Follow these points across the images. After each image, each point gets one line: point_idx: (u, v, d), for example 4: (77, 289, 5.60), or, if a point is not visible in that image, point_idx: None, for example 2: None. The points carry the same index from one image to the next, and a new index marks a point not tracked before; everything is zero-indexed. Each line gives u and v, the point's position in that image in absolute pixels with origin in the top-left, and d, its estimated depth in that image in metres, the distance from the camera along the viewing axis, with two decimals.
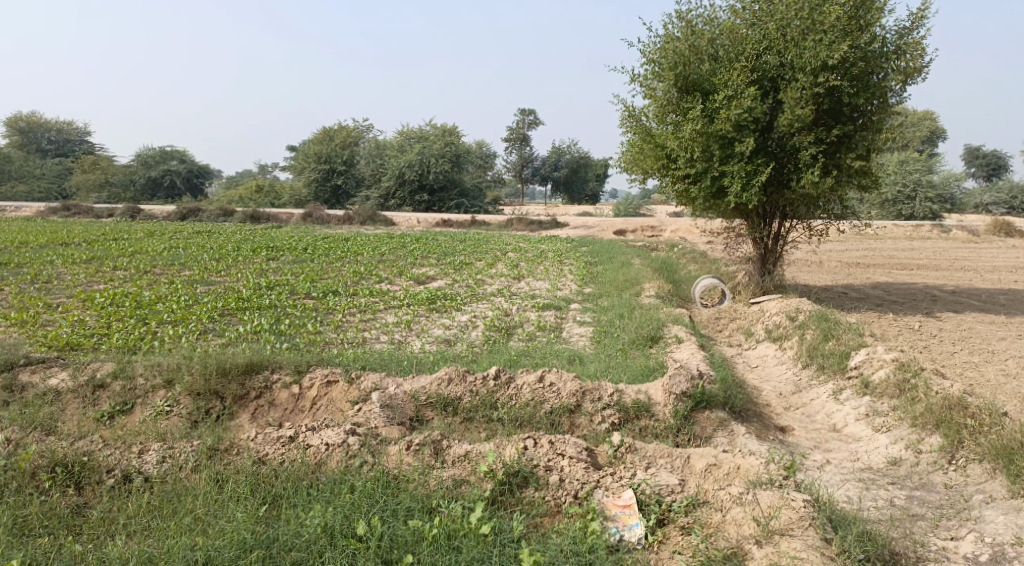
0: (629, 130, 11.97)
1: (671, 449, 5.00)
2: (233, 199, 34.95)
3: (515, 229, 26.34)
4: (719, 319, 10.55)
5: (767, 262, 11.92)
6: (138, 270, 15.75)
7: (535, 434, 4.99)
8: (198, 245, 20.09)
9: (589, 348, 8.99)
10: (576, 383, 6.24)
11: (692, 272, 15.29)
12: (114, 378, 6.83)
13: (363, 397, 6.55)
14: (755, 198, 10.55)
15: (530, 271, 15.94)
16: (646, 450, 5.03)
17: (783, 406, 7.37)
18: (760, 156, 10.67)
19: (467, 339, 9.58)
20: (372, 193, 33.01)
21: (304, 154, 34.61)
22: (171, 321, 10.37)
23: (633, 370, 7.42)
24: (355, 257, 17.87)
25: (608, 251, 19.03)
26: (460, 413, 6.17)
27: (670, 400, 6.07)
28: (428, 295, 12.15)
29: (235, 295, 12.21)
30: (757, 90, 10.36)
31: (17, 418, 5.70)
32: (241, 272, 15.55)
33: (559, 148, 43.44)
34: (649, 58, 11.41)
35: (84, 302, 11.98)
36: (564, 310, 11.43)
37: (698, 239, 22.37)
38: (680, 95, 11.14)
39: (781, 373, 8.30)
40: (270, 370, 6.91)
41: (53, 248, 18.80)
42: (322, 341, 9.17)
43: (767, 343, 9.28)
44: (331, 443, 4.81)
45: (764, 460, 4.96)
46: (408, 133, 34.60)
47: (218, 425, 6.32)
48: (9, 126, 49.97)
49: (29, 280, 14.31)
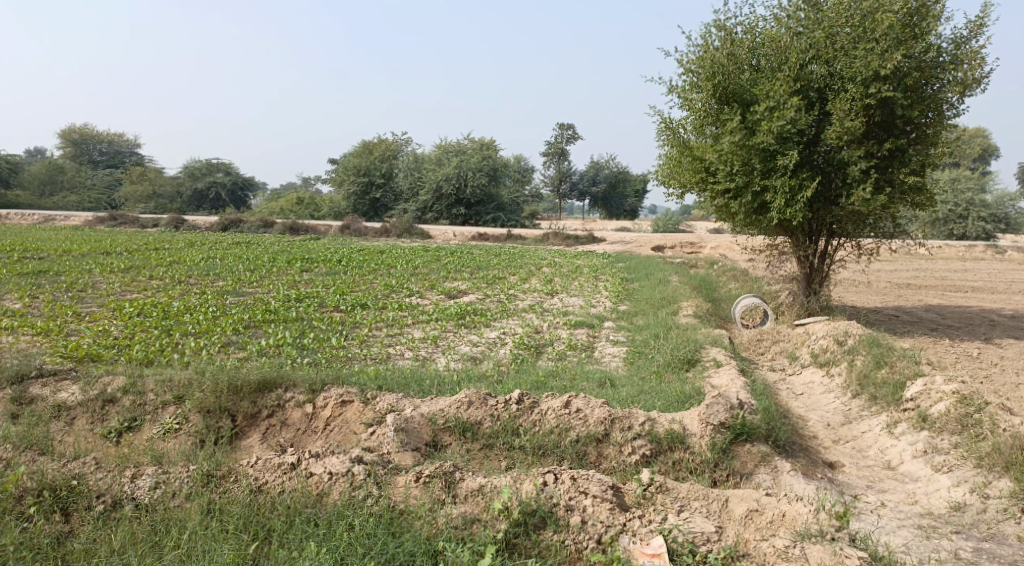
0: (667, 142, 11.51)
1: (706, 490, 4.54)
2: (274, 210, 35.15)
3: (551, 244, 25.97)
4: (761, 341, 10.01)
5: (812, 281, 11.35)
6: (172, 280, 15.68)
7: (556, 468, 4.57)
8: (235, 256, 20.08)
9: (622, 369, 8.51)
10: (604, 410, 5.80)
11: (733, 291, 14.71)
12: (124, 393, 6.58)
13: (378, 419, 6.18)
14: (800, 214, 9.98)
15: (565, 286, 15.50)
16: (679, 490, 4.57)
17: (830, 439, 6.84)
18: (805, 170, 10.10)
19: (494, 357, 9.18)
20: (410, 206, 32.94)
21: (344, 167, 34.66)
22: (195, 332, 10.15)
23: (668, 396, 6.94)
24: (388, 269, 17.64)
25: (645, 268, 18.51)
26: (479, 439, 5.76)
27: (706, 432, 5.58)
28: (457, 309, 11.79)
29: (263, 306, 11.99)
30: (801, 101, 9.84)
31: (14, 435, 5.45)
32: (273, 283, 15.39)
33: (598, 163, 43.02)
34: (687, 68, 10.96)
35: (112, 311, 11.86)
36: (597, 328, 10.98)
37: (740, 256, 21.74)
38: (719, 106, 10.66)
39: (828, 402, 7.76)
40: (284, 387, 6.60)
41: (93, 256, 18.91)
42: (345, 356, 8.84)
43: (813, 368, 8.72)
44: (335, 473, 4.46)
45: (812, 506, 4.47)
46: (447, 147, 34.46)
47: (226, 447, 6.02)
48: (63, 137, 51.28)
49: (63, 288, 14.30)
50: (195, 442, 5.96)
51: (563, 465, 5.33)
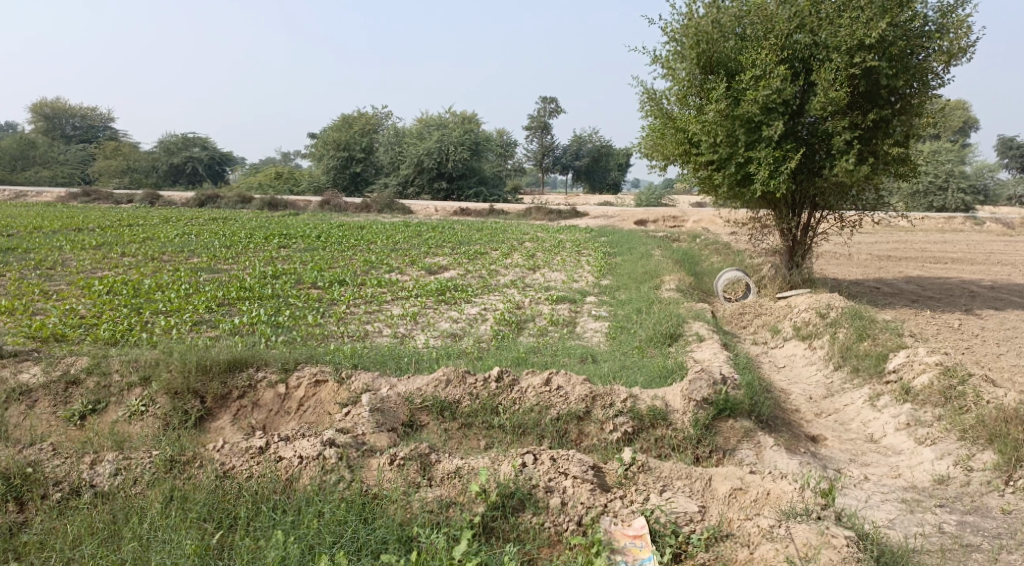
0: (649, 113, 11.32)
1: (689, 468, 4.43)
2: (252, 185, 34.61)
3: (533, 219, 25.77)
4: (743, 315, 9.93)
5: (795, 254, 11.26)
6: (146, 257, 15.34)
7: (535, 448, 4.46)
8: (211, 232, 19.71)
9: (604, 345, 8.38)
10: (585, 387, 5.66)
11: (715, 264, 14.61)
12: (89, 374, 6.36)
13: (354, 398, 6.01)
14: (783, 186, 9.85)
15: (546, 261, 15.33)
16: (662, 469, 4.45)
17: (813, 412, 6.77)
18: (789, 141, 9.96)
19: (475, 334, 9.01)
20: (390, 180, 32.57)
21: (323, 141, 34.11)
22: (167, 311, 9.89)
23: (650, 372, 6.81)
24: (368, 245, 17.38)
25: (627, 242, 18.37)
26: (457, 418, 5.62)
27: (689, 408, 5.46)
28: (437, 285, 11.59)
29: (238, 283, 11.73)
30: (786, 70, 9.68)
31: None
32: (250, 260, 15.11)
33: (580, 136, 42.69)
34: (671, 36, 10.74)
35: (82, 289, 11.54)
36: (578, 303, 10.84)
37: (723, 230, 21.65)
38: (703, 76, 10.48)
39: (811, 375, 7.69)
40: (256, 366, 6.41)
41: (66, 233, 18.49)
42: (321, 334, 8.64)
43: (796, 341, 8.64)
44: (306, 457, 4.34)
45: (797, 483, 4.35)
46: (428, 121, 33.95)
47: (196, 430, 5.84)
48: (35, 112, 50.17)
49: (33, 265, 13.94)
50: (162, 426, 5.80)
51: (542, 446, 5.20)
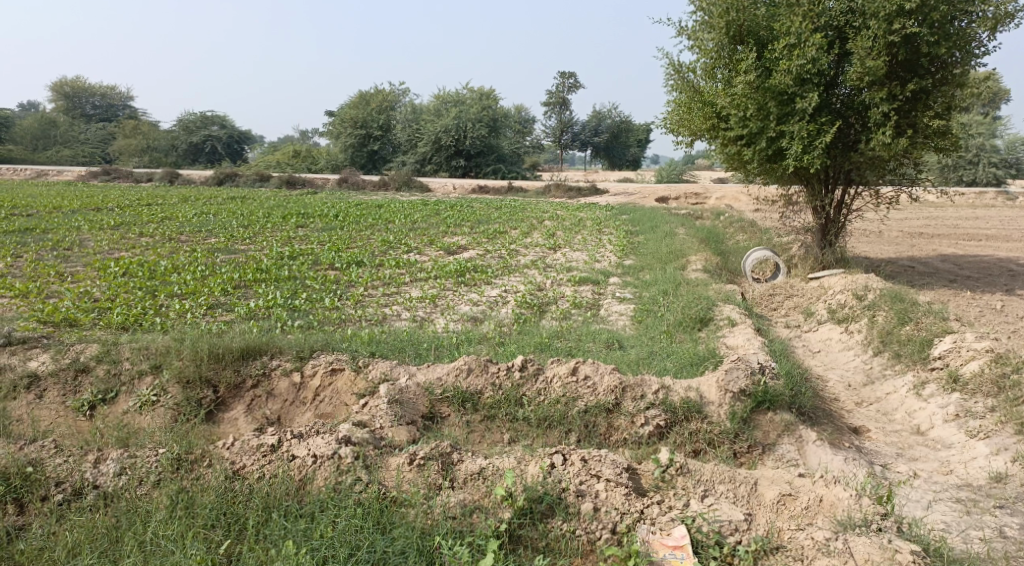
0: (675, 87, 10.89)
1: (731, 472, 4.32)
2: (271, 164, 34.40)
3: (553, 196, 25.35)
4: (773, 296, 9.56)
5: (827, 233, 10.81)
6: (162, 238, 15.15)
7: (564, 448, 4.27)
8: (229, 212, 19.50)
9: (630, 329, 8.07)
10: (615, 377, 5.35)
11: (742, 243, 14.18)
12: (99, 362, 6.13)
13: (371, 388, 5.74)
14: (818, 160, 9.38)
15: (567, 240, 14.96)
16: (702, 472, 4.32)
17: (853, 401, 6.43)
18: (824, 114, 9.50)
19: (496, 318, 8.71)
20: (408, 158, 32.26)
21: (341, 118, 33.75)
22: (181, 294, 9.66)
23: (681, 359, 6.49)
24: (386, 224, 17.09)
25: (649, 219, 17.94)
26: (480, 410, 5.34)
27: (725, 400, 5.15)
28: (457, 266, 11.28)
29: (254, 265, 11.50)
30: (822, 39, 9.19)
31: None
32: (267, 240, 14.88)
33: (599, 113, 41.99)
34: (698, 5, 10.28)
35: (98, 271, 11.33)
36: (602, 284, 10.50)
37: (747, 207, 21.15)
38: (732, 47, 10.03)
39: (848, 361, 7.34)
40: (270, 353, 6.16)
41: (85, 213, 18.34)
42: (338, 318, 8.37)
43: (831, 325, 8.26)
44: (320, 456, 4.13)
45: (852, 488, 4.20)
46: (446, 97, 33.47)
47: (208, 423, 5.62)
48: (55, 91, 50.20)
49: (50, 247, 13.79)
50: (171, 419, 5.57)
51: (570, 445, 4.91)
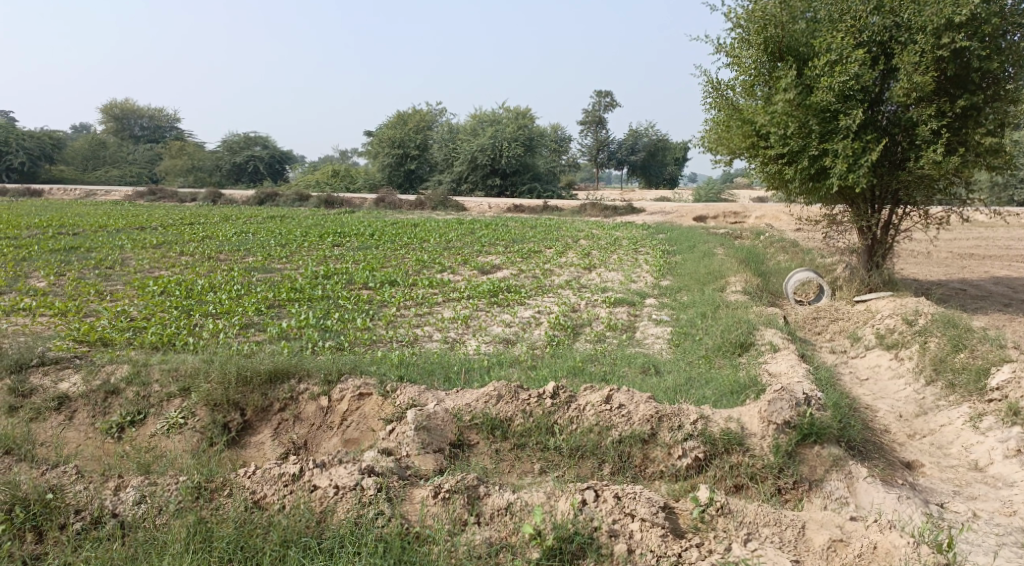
0: (714, 105, 10.65)
1: (775, 513, 4.25)
2: (310, 183, 34.73)
3: (589, 215, 25.14)
4: (817, 319, 9.26)
5: (874, 254, 10.49)
6: (201, 257, 15.25)
7: (597, 483, 4.23)
8: (268, 230, 19.61)
9: (667, 354, 7.83)
10: (651, 406, 5.14)
11: (782, 264, 13.82)
12: (128, 384, 6.05)
13: (399, 414, 5.58)
14: (864, 179, 9.07)
15: (603, 260, 14.73)
16: (745, 513, 4.22)
17: (906, 434, 6.19)
18: (869, 132, 9.20)
19: (528, 340, 8.51)
20: (445, 177, 32.42)
21: (378, 138, 33.95)
22: (216, 313, 9.63)
23: (721, 388, 6.24)
24: (421, 243, 17.02)
25: (687, 239, 17.63)
26: (510, 438, 5.15)
27: (768, 432, 4.91)
28: (490, 286, 11.13)
29: (289, 284, 11.47)
30: (865, 54, 8.93)
31: None
32: (303, 259, 14.89)
33: (636, 131, 41.66)
34: (736, 22, 10.06)
35: (136, 289, 11.36)
36: (638, 306, 10.25)
37: (788, 226, 20.70)
38: (772, 64, 9.78)
39: (899, 390, 7.04)
40: (299, 376, 6.02)
41: (128, 233, 18.57)
42: (369, 339, 8.25)
43: (879, 350, 7.95)
44: (342, 487, 4.07)
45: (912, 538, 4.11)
46: (482, 117, 33.50)
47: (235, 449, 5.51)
48: (105, 113, 51.43)
49: (93, 265, 13.95)
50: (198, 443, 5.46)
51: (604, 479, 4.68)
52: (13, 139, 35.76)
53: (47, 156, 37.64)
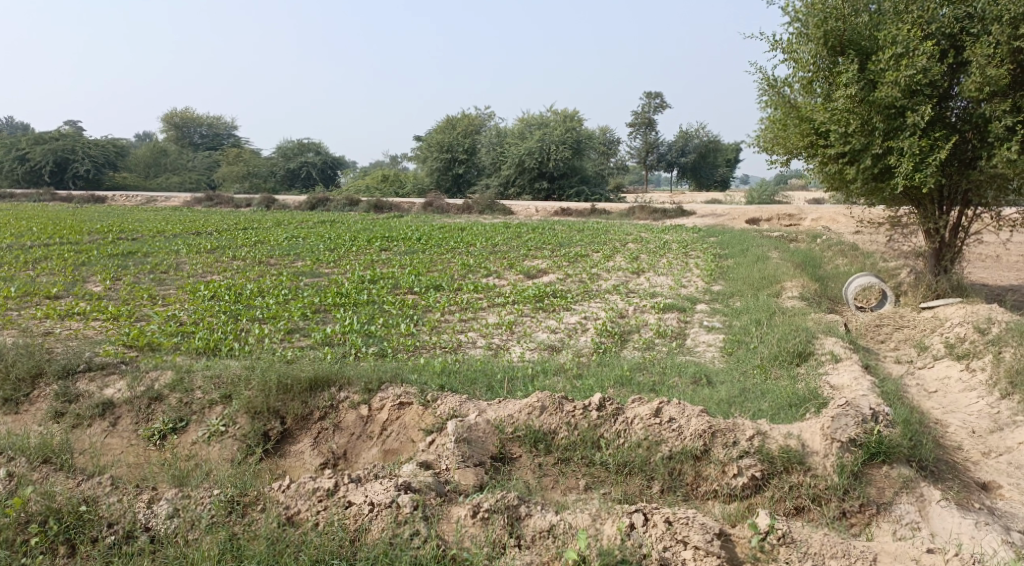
0: (770, 104, 10.26)
1: (843, 544, 4.06)
2: (360, 188, 35.01)
3: (638, 218, 24.76)
4: (880, 327, 8.83)
5: (942, 258, 10.07)
6: (253, 261, 15.37)
7: (646, 507, 4.08)
8: (317, 235, 19.74)
9: (720, 363, 7.53)
10: (703, 420, 4.86)
11: (840, 268, 13.31)
12: (171, 390, 5.98)
13: (439, 425, 5.40)
14: (931, 179, 8.62)
15: (652, 264, 14.41)
16: (810, 543, 4.05)
17: (980, 450, 6.02)
18: (937, 129, 8.77)
19: (575, 347, 8.27)
20: (493, 181, 32.38)
21: (427, 143, 34.16)
22: (263, 318, 9.60)
23: (778, 401, 5.94)
24: (468, 247, 16.90)
25: (739, 242, 17.19)
26: (554, 452, 4.93)
27: (832, 450, 4.61)
28: (536, 290, 10.92)
29: (335, 289, 11.43)
30: (934, 47, 8.50)
31: (29, 449, 4.91)
32: (351, 264, 14.87)
33: (686, 132, 40.95)
34: (793, 17, 9.68)
35: (187, 293, 11.43)
36: (689, 312, 9.92)
37: (845, 229, 20.04)
38: (831, 59, 9.38)
39: (971, 403, 6.84)
40: (339, 385, 5.88)
41: (183, 237, 18.86)
42: (412, 345, 8.11)
43: (949, 361, 7.65)
44: (377, 504, 3.97)
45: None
46: (530, 120, 33.30)
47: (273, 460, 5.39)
48: (165, 121, 52.77)
49: (147, 269, 14.14)
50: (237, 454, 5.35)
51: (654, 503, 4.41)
52: (79, 147, 36.97)
53: (110, 163, 38.76)
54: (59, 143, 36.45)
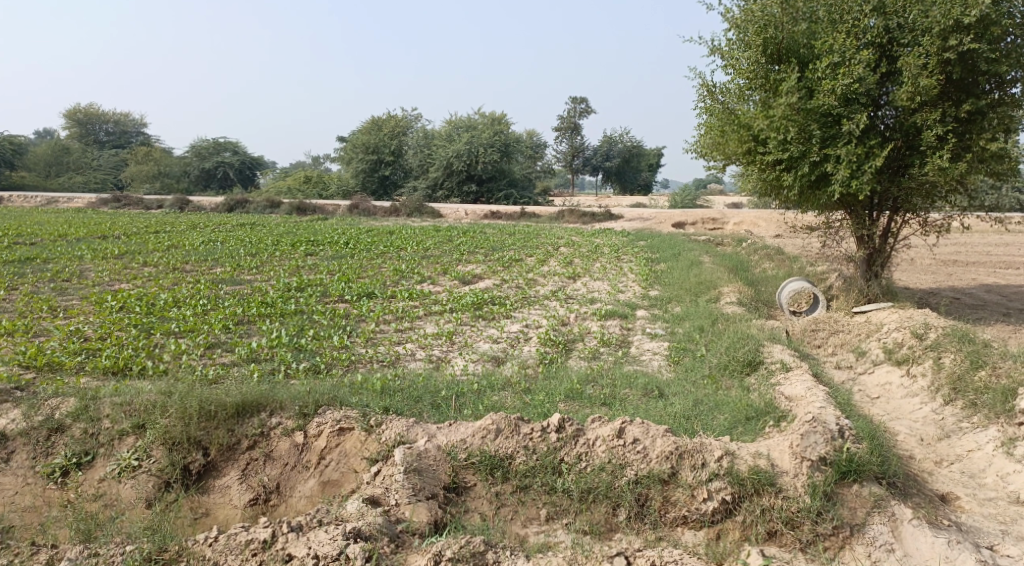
0: (708, 109, 10.17)
1: None
2: (281, 190, 33.84)
3: (567, 222, 24.66)
4: (816, 332, 8.80)
5: (873, 263, 10.09)
6: (167, 268, 14.48)
7: (628, 551, 4.17)
8: (237, 239, 18.84)
9: (668, 373, 7.32)
10: (669, 441, 4.63)
11: (770, 272, 13.40)
12: (75, 420, 5.37)
13: (385, 452, 4.98)
14: (867, 187, 8.65)
15: (586, 269, 14.22)
16: None
17: (933, 459, 5.93)
18: (872, 137, 8.79)
19: (519, 357, 7.94)
20: (420, 184, 31.81)
21: (351, 144, 33.33)
22: (180, 332, 8.91)
23: (736, 415, 5.74)
24: (398, 252, 16.36)
25: (669, 246, 17.21)
26: (512, 479, 4.59)
27: (802, 470, 4.43)
28: (473, 298, 10.54)
29: (259, 298, 10.78)
30: (870, 56, 8.52)
31: None
32: (275, 270, 14.17)
33: (610, 137, 41.36)
34: (732, 23, 9.60)
35: (93, 304, 10.57)
36: (630, 318, 9.72)
37: (767, 233, 20.37)
38: (769, 66, 9.35)
39: (915, 409, 6.79)
40: (271, 410, 5.39)
41: (89, 242, 17.67)
42: (347, 360, 7.62)
43: (889, 367, 7.62)
44: (322, 557, 3.91)
45: None
46: (457, 122, 32.88)
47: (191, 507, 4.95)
48: (68, 118, 50.05)
49: (49, 278, 13.12)
50: (150, 501, 4.94)
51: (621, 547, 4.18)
52: None
53: (7, 162, 36.40)
54: None
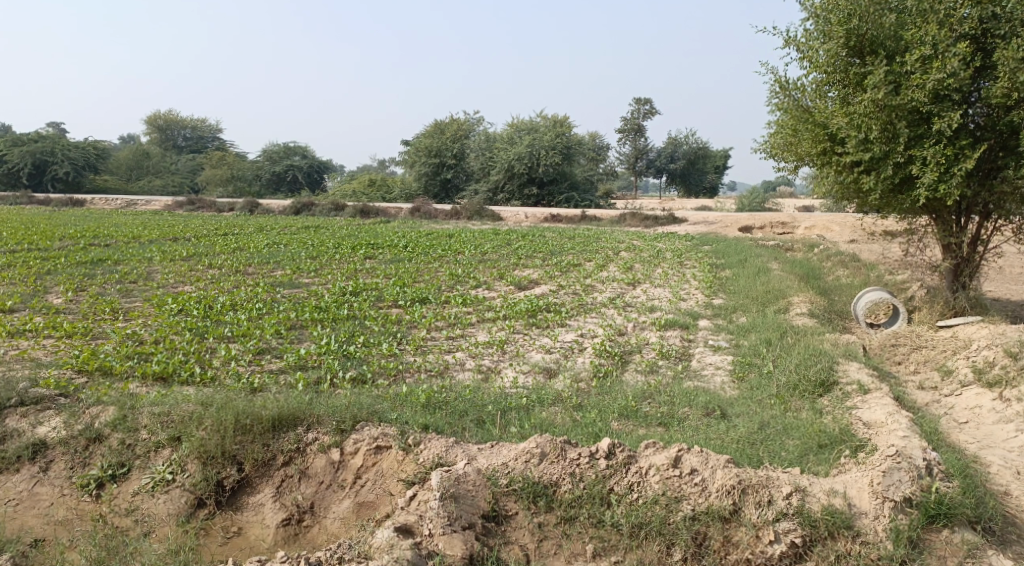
0: (781, 107, 9.59)
1: None
2: (346, 192, 34.15)
3: (629, 226, 24.12)
4: (895, 347, 8.17)
5: (960, 274, 9.38)
6: (229, 270, 14.57)
7: None
8: (300, 241, 18.91)
9: (732, 390, 6.84)
10: (731, 473, 4.22)
11: (843, 281, 12.65)
12: (113, 430, 5.22)
13: (423, 475, 4.69)
14: (956, 191, 7.99)
15: (648, 275, 13.70)
16: None
17: None
18: (962, 136, 8.13)
19: (573, 370, 7.55)
20: (481, 187, 31.66)
21: (415, 148, 33.43)
22: (232, 336, 8.77)
23: (807, 442, 5.25)
24: (456, 256, 16.13)
25: (736, 252, 16.53)
26: (556, 509, 4.25)
27: (884, 512, 4.05)
28: (528, 304, 10.19)
29: (314, 302, 10.64)
30: (965, 48, 7.87)
31: None
32: (333, 273, 14.09)
33: (676, 139, 40.47)
34: (812, 13, 9.03)
35: (153, 306, 10.58)
36: (692, 329, 9.21)
37: (839, 238, 19.41)
38: (851, 59, 8.73)
39: (1010, 437, 6.15)
40: (308, 424, 5.15)
41: (159, 244, 17.98)
42: (394, 369, 7.36)
43: (978, 389, 6.97)
44: None
45: None
46: (519, 125, 32.53)
47: (226, 527, 4.76)
48: (148, 123, 51.79)
49: (116, 279, 13.30)
50: (182, 520, 4.74)
51: None
52: (59, 150, 35.89)
53: (91, 167, 37.76)
54: (39, 145, 35.47)
